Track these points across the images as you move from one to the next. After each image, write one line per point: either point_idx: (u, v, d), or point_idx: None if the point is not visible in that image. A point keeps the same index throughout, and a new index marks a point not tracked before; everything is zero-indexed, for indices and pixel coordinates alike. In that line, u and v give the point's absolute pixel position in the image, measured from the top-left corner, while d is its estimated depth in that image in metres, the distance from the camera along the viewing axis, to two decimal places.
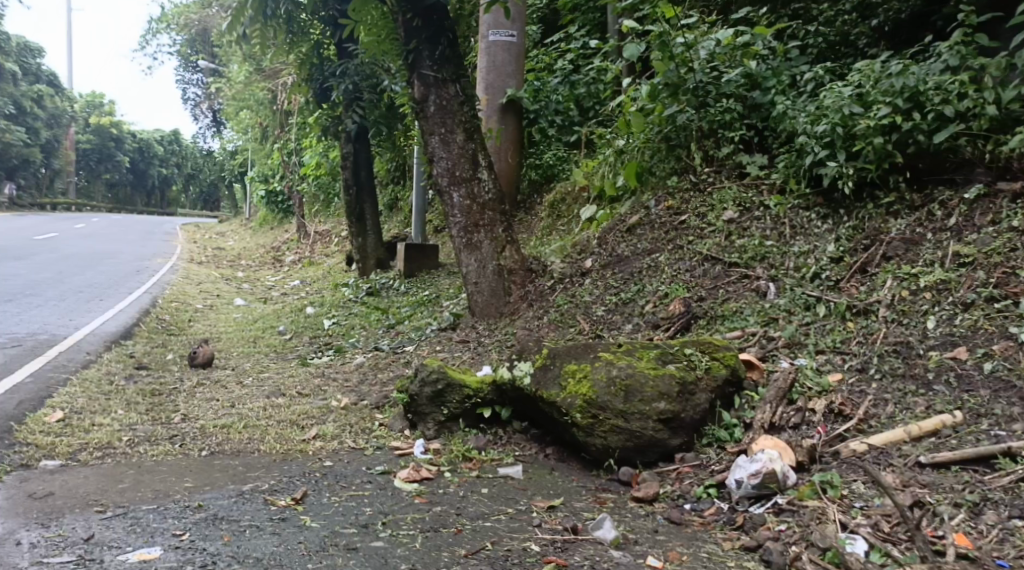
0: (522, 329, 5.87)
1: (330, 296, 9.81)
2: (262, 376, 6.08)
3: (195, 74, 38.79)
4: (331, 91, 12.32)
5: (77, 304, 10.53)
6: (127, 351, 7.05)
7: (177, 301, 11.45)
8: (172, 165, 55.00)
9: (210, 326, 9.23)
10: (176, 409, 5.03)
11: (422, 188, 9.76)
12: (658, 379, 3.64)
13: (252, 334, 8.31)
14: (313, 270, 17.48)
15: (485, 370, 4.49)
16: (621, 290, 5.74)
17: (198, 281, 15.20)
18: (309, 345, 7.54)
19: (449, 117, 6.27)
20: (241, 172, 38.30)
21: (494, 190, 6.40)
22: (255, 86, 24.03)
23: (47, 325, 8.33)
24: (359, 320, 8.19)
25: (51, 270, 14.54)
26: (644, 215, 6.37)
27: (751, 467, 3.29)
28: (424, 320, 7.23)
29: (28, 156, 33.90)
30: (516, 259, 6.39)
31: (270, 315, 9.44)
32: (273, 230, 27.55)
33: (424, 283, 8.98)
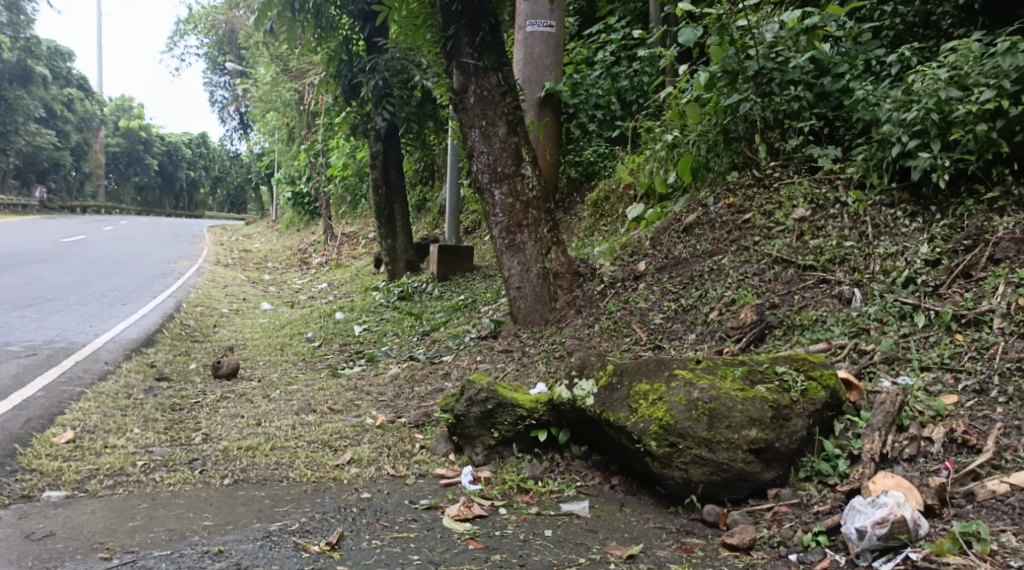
0: (572, 339, 5.39)
1: (360, 301, 9.38)
2: (290, 389, 5.65)
3: (223, 76, 38.78)
4: (360, 88, 11.95)
5: (98, 309, 10.20)
6: (147, 361, 6.67)
7: (202, 306, 11.09)
8: (199, 167, 55.14)
9: (236, 332, 8.84)
10: (197, 428, 4.61)
11: (455, 187, 9.28)
12: (748, 403, 3.13)
13: (279, 342, 7.90)
14: (341, 273, 17.14)
15: (538, 388, 4.00)
16: (680, 297, 5.23)
17: (224, 284, 14.88)
18: (339, 354, 7.11)
19: (491, 108, 5.80)
20: (267, 174, 38.24)
21: (539, 187, 5.94)
22: (283, 86, 23.80)
23: (66, 332, 7.97)
24: (391, 327, 7.75)
25: (75, 273, 14.28)
26: (702, 213, 5.84)
27: (875, 514, 2.75)
28: (462, 328, 6.77)
29: (59, 160, 34.04)
30: (562, 262, 5.94)
31: (298, 320, 9.03)
32: (299, 232, 27.29)
33: (459, 288, 8.53)
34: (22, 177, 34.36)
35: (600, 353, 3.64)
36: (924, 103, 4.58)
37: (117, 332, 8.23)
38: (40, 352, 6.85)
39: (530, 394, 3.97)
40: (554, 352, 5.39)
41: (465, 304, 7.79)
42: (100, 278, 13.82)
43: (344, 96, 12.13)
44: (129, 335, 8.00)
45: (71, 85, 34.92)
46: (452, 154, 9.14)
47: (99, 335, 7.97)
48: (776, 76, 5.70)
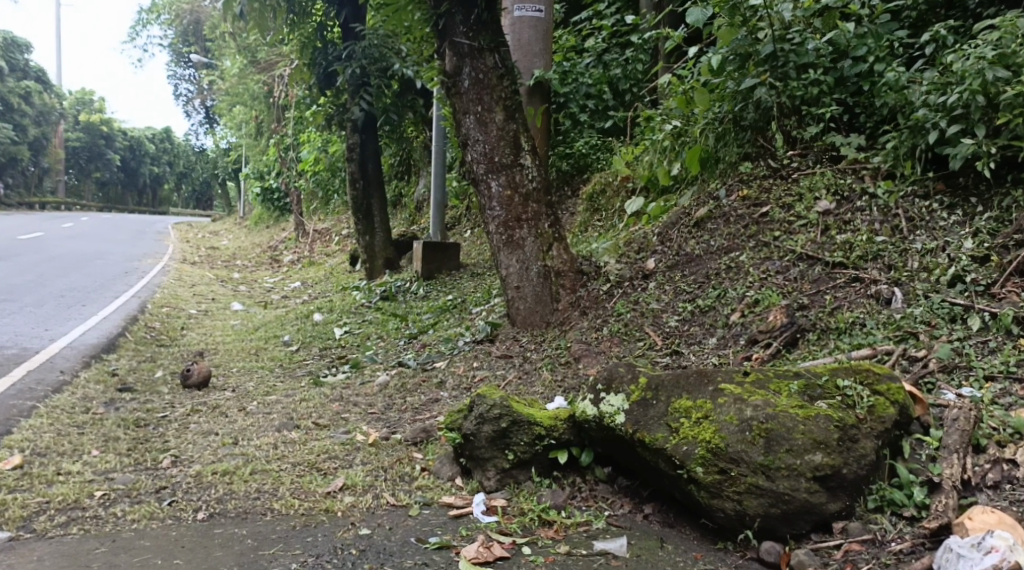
0: (578, 344, 5.00)
1: (338, 301, 8.90)
2: (269, 400, 5.17)
3: (188, 69, 37.87)
4: (335, 77, 11.47)
5: (56, 311, 9.59)
6: (108, 369, 6.14)
7: (168, 306, 10.51)
8: (164, 163, 53.93)
9: (206, 335, 8.31)
10: (165, 448, 4.12)
11: (439, 181, 8.84)
12: (810, 422, 2.81)
13: (253, 346, 7.39)
14: (314, 271, 16.61)
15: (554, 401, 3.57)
16: (696, 297, 4.85)
17: (191, 282, 14.27)
18: (319, 359, 6.62)
19: (487, 92, 5.45)
20: (235, 170, 37.41)
21: (539, 179, 5.58)
22: (251, 79, 23.14)
23: (18, 337, 7.39)
24: (375, 330, 7.29)
25: (32, 272, 13.59)
26: (714, 207, 5.47)
27: (985, 562, 2.49)
28: (453, 331, 6.32)
29: (18, 154, 32.97)
30: (564, 259, 5.56)
31: (272, 322, 8.52)
32: (269, 228, 26.62)
33: (445, 288, 8.09)
34: None
35: (629, 365, 3.21)
36: (968, 84, 4.24)
37: (76, 336, 7.66)
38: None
39: (546, 409, 3.54)
40: (559, 358, 5.00)
41: (454, 306, 7.36)
42: (60, 278, 13.16)
43: (319, 87, 11.77)
44: (90, 340, 7.44)
45: (30, 77, 33.82)
46: (437, 146, 8.68)
47: (56, 340, 7.41)
48: (793, 59, 5.31)
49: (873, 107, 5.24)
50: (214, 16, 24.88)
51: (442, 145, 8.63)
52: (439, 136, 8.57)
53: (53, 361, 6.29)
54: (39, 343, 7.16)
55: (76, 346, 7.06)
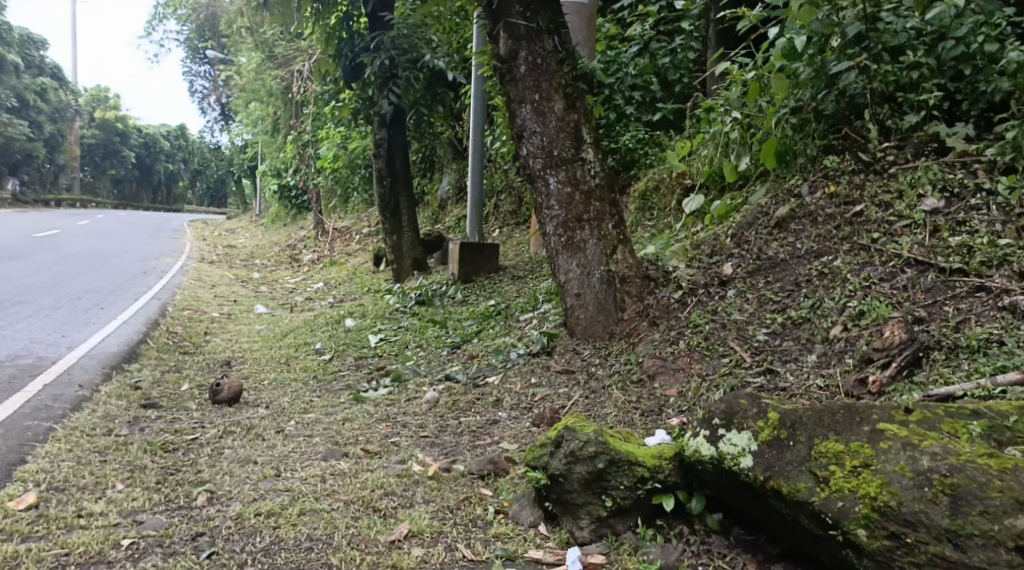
0: (649, 359, 4.50)
1: (370, 306, 8.44)
2: (309, 420, 4.71)
3: (203, 65, 37.58)
4: (362, 68, 11.05)
5: (74, 315, 9.14)
6: (130, 381, 5.66)
7: (189, 309, 10.06)
8: (179, 160, 53.68)
9: (231, 341, 7.85)
10: (198, 480, 3.65)
11: (476, 180, 8.39)
12: (1008, 478, 2.50)
13: (282, 354, 6.92)
14: (336, 271, 16.18)
15: (654, 435, 3.29)
16: (787, 308, 4.30)
17: (211, 283, 13.82)
18: (357, 371, 6.16)
19: (545, 79, 5.01)
20: (250, 167, 37.03)
21: (602, 174, 5.10)
22: (269, 74, 22.76)
23: (33, 345, 6.92)
24: (415, 340, 6.81)
25: (47, 272, 13.17)
26: (796, 205, 4.94)
27: None
28: (502, 342, 5.84)
29: (33, 152, 32.68)
30: (630, 264, 5.05)
31: (302, 328, 8.06)
32: (286, 226, 26.21)
33: (485, 293, 7.72)
34: None
35: (756, 399, 2.94)
36: None
37: (95, 343, 7.19)
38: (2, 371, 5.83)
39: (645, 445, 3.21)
40: (629, 375, 4.49)
41: (498, 314, 6.90)
42: (76, 278, 12.74)
43: (346, 80, 11.26)
44: (110, 348, 6.98)
45: (45, 74, 33.53)
46: (474, 143, 8.27)
47: (74, 347, 6.96)
48: (885, 40, 4.86)
49: (979, 92, 4.75)
50: (231, 9, 24.53)
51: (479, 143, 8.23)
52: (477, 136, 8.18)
53: (71, 373, 5.82)
54: (55, 352, 6.71)
55: (94, 354, 6.59)
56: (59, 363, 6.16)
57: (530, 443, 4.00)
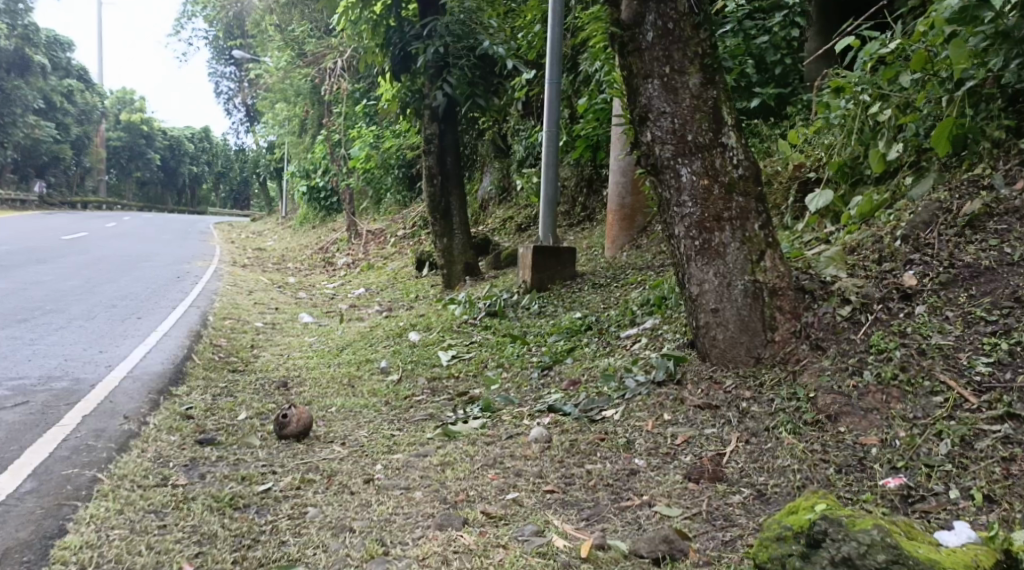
0: (823, 396, 3.57)
1: (433, 318, 7.65)
2: (398, 464, 3.91)
3: (228, 66, 37.10)
4: (414, 57, 10.43)
5: (108, 325, 8.40)
6: (180, 410, 4.87)
7: (230, 319, 9.31)
8: (203, 163, 53.37)
9: (283, 358, 7.10)
10: (285, 559, 2.88)
11: (551, 177, 7.67)
12: None
13: (343, 375, 6.15)
14: (375, 276, 15.45)
15: (953, 532, 2.72)
16: (1011, 330, 3.43)
17: (247, 288, 13.13)
18: (434, 398, 5.37)
19: (677, 47, 4.16)
20: (276, 170, 36.44)
21: (747, 163, 4.19)
22: (298, 72, 22.11)
23: (66, 363, 6.15)
24: (495, 361, 6.01)
25: (76, 277, 12.48)
26: (990, 198, 4.15)
27: None
28: (608, 364, 4.94)
29: (58, 153, 32.32)
30: (780, 273, 4.12)
31: (360, 345, 7.28)
32: (316, 228, 25.54)
33: (566, 303, 6.93)
34: (19, 170, 32.66)
35: None
36: None
37: (135, 360, 6.42)
38: (32, 398, 5.04)
39: (944, 543, 2.65)
40: (799, 415, 3.54)
41: (588, 329, 6.06)
42: (106, 284, 12.04)
43: (395, 70, 10.71)
44: (152, 366, 6.18)
45: (72, 76, 33.17)
46: (548, 137, 7.60)
47: (112, 366, 6.17)
48: None
49: None
50: (260, 6, 23.97)
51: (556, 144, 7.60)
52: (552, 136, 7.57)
53: (112, 401, 5.03)
54: (91, 371, 5.93)
55: (137, 376, 5.80)
56: (98, 389, 5.36)
57: (697, 506, 3.12)
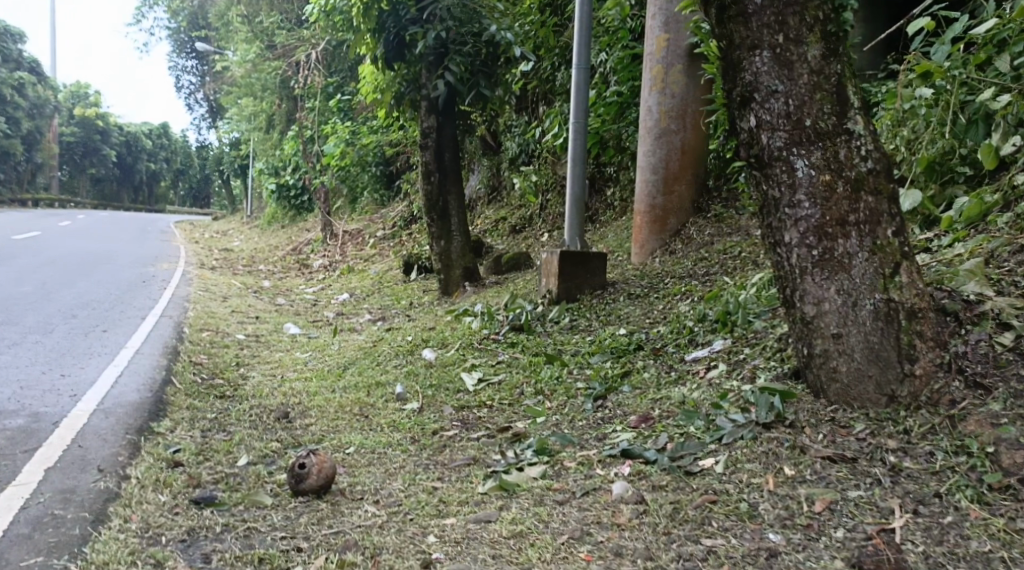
0: (1008, 453, 2.92)
1: (445, 333, 6.86)
2: (455, 535, 3.12)
3: (190, 60, 35.77)
4: (410, 44, 9.71)
5: (71, 339, 7.48)
6: (166, 455, 4.03)
7: (209, 331, 8.42)
8: (162, 160, 51.80)
9: (277, 378, 6.29)
10: None
11: (578, 175, 6.95)
12: None
13: (354, 402, 5.38)
14: (357, 280, 14.60)
15: None
16: None
17: (221, 294, 12.22)
18: (470, 434, 4.61)
19: (794, 11, 3.38)
20: (241, 167, 35.24)
21: (878, 154, 3.40)
22: (266, 65, 21.11)
23: (23, 392, 5.25)
24: (532, 388, 5.21)
25: (32, 282, 11.45)
26: None
27: None
28: (684, 397, 4.17)
29: (9, 148, 30.97)
30: (919, 290, 3.36)
31: (365, 363, 6.45)
32: (285, 228, 24.53)
33: (601, 317, 6.23)
34: None
35: None
36: None
37: (106, 388, 5.52)
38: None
39: None
40: (978, 477, 2.91)
41: (638, 349, 5.30)
42: (65, 289, 11.05)
43: (387, 57, 9.79)
44: (126, 396, 5.29)
45: (23, 68, 31.87)
46: (576, 131, 6.91)
47: (78, 395, 5.27)
48: None
49: None
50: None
51: (583, 138, 6.91)
52: (578, 129, 6.90)
53: (82, 445, 4.17)
54: (54, 403, 5.03)
55: (110, 409, 4.92)
56: (63, 428, 4.50)
57: None
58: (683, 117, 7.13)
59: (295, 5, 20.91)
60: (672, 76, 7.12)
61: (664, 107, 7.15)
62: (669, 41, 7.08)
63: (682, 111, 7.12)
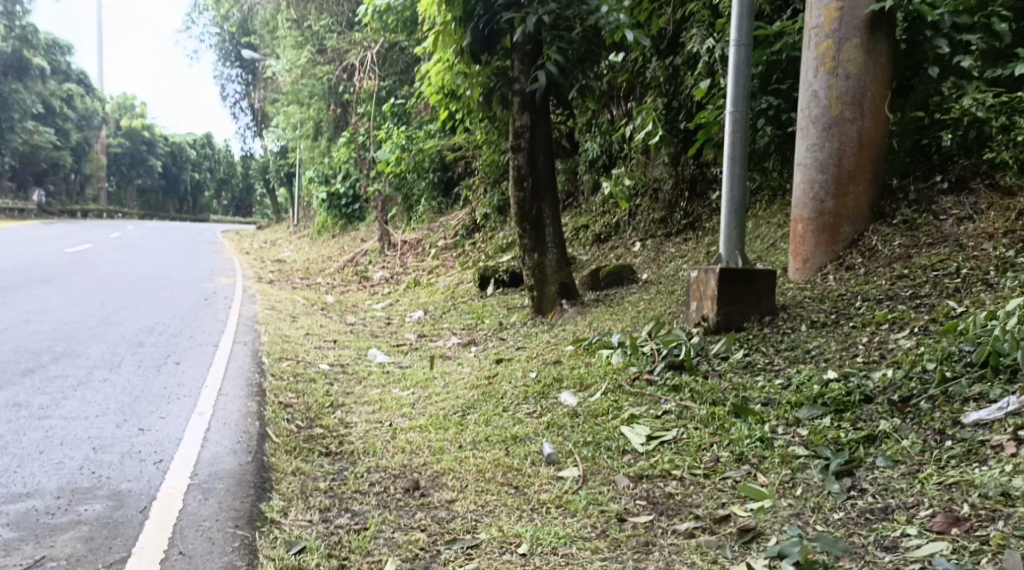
0: None
1: (576, 368, 5.66)
2: None
3: (234, 69, 34.98)
4: (503, 32, 8.59)
5: (142, 374, 6.52)
6: (291, 560, 3.34)
7: (288, 361, 7.37)
8: (205, 170, 51.47)
9: (383, 429, 5.20)
10: None
11: (736, 174, 5.74)
12: None
13: (499, 471, 4.29)
14: (427, 295, 13.53)
15: None
16: None
17: (287, 312, 11.23)
18: (671, 522, 3.49)
19: None
20: (288, 175, 34.45)
21: None
22: (317, 70, 20.02)
23: (95, 457, 4.28)
24: (730, 455, 4.01)
25: (89, 303, 10.59)
26: None
27: None
28: (1007, 486, 3.11)
29: (58, 160, 30.83)
30: None
31: (488, 410, 5.30)
32: (336, 237, 23.56)
33: (788, 352, 5.00)
34: (18, 178, 31.30)
35: None
36: None
37: (195, 450, 4.50)
38: (51, 548, 3.39)
39: None
40: None
41: (866, 401, 4.07)
42: (124, 310, 10.17)
43: (475, 49, 8.75)
44: (223, 465, 4.27)
45: (72, 80, 31.74)
46: (734, 121, 5.72)
47: (163, 461, 4.28)
48: None
49: None
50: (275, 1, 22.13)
51: (742, 130, 5.71)
52: (737, 120, 5.71)
53: (185, 551, 3.43)
54: (135, 475, 4.06)
55: (205, 488, 3.95)
56: (152, 524, 3.59)
57: None
58: (861, 102, 5.85)
59: (345, 7, 19.60)
60: (845, 53, 5.87)
61: (836, 91, 5.90)
62: (842, 11, 5.85)
63: (859, 95, 5.85)
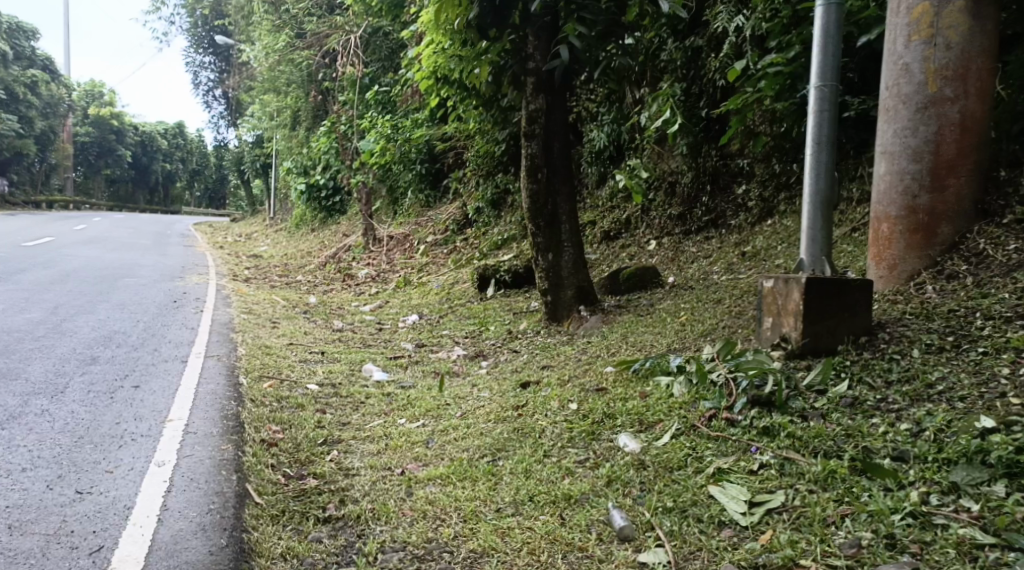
0: None
1: (629, 399, 4.63)
2: None
3: (207, 55, 33.53)
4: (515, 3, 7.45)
5: (93, 401, 5.39)
6: None
7: (270, 381, 6.25)
8: (178, 160, 49.88)
9: (395, 478, 4.15)
10: None
11: (820, 165, 4.73)
12: None
13: (558, 556, 3.31)
14: (418, 295, 12.43)
15: None
16: None
17: (266, 316, 10.10)
18: None
19: None
20: (264, 167, 33.14)
21: None
22: (295, 54, 18.74)
23: (8, 545, 3.41)
24: (874, 538, 3.12)
25: (42, 307, 9.40)
26: None
27: None
28: None
29: (23, 149, 29.32)
30: None
31: (524, 455, 4.25)
32: (315, 230, 22.36)
33: (904, 383, 4.02)
34: None
35: None
36: None
37: (149, 526, 3.61)
38: None
39: None
40: None
41: None
42: (81, 316, 9.01)
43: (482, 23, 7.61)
44: (183, 558, 3.42)
45: (37, 65, 30.20)
46: (818, 100, 4.70)
47: (101, 551, 3.43)
48: None
49: None
50: None
51: (828, 109, 4.70)
52: (822, 97, 4.69)
53: None
54: None
55: None
56: None
57: None
58: (965, 78, 4.85)
59: None
60: (946, 17, 4.86)
61: (934, 63, 4.89)
62: None
63: (962, 68, 4.85)
